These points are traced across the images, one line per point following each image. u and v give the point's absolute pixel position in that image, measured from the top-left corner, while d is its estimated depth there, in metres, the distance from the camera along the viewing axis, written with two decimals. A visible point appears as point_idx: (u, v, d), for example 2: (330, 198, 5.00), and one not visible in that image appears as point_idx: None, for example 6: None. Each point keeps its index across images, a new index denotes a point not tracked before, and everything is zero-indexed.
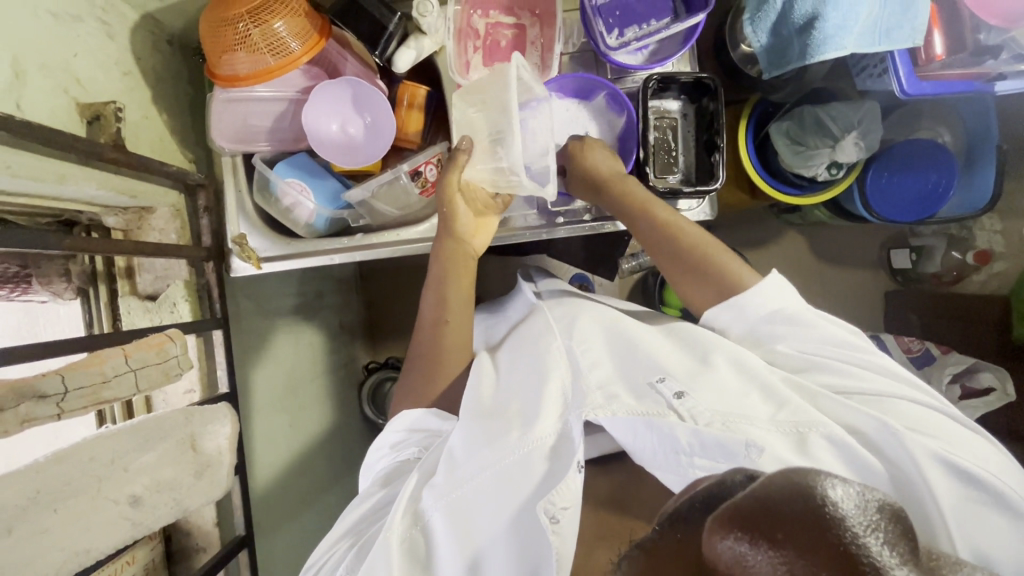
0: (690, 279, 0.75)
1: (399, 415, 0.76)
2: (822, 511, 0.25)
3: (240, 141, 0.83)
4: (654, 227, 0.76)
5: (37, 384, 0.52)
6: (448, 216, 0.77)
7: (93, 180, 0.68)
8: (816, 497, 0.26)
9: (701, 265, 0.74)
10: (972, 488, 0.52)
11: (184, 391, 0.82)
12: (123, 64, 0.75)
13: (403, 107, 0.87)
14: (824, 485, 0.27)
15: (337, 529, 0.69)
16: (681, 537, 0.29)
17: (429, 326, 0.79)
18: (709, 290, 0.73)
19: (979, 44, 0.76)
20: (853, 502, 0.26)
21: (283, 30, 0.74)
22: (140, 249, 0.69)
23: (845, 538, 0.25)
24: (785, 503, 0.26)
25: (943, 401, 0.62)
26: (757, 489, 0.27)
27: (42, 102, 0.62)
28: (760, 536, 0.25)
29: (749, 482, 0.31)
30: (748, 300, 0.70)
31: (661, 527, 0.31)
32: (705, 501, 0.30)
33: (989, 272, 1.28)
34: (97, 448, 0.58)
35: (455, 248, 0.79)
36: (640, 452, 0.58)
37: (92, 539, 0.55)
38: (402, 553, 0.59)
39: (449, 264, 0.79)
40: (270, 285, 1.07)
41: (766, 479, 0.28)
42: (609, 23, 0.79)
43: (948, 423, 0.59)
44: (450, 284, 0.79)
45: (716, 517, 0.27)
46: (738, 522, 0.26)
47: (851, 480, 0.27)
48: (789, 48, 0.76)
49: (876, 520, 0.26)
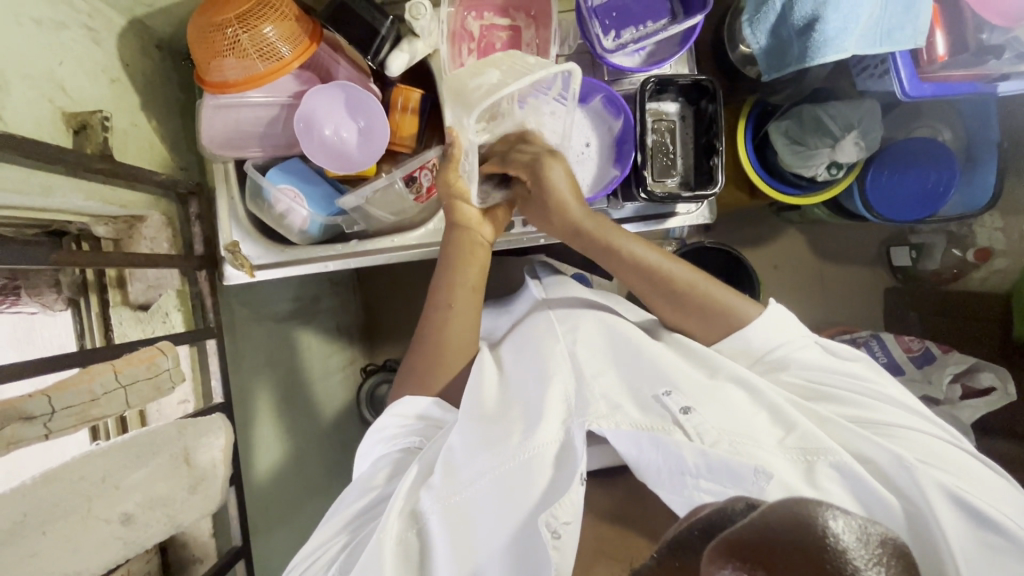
0: (681, 312, 0.74)
1: (404, 399, 0.72)
2: (823, 544, 0.25)
3: (230, 147, 0.82)
4: (637, 272, 0.75)
5: (23, 405, 0.51)
6: (451, 210, 0.78)
7: (81, 191, 0.66)
8: (818, 529, 0.25)
9: (691, 302, 0.73)
10: (984, 529, 0.51)
11: (178, 402, 0.81)
12: (111, 71, 0.74)
13: (397, 111, 0.85)
14: (824, 517, 0.26)
15: (330, 518, 0.67)
16: (677, 563, 0.28)
17: (435, 314, 0.77)
18: (699, 322, 0.73)
19: (981, 44, 0.74)
20: (853, 534, 0.26)
21: (273, 34, 0.72)
22: (129, 260, 0.68)
23: (845, 571, 0.25)
24: (783, 535, 0.25)
25: (954, 434, 0.61)
26: (757, 518, 0.26)
27: (25, 113, 0.61)
28: (760, 569, 0.24)
29: (748, 510, 0.29)
30: (746, 333, 0.70)
31: (658, 552, 0.29)
32: (703, 529, 0.28)
33: (989, 270, 1.25)
34: (87, 466, 0.58)
35: (462, 233, 0.78)
36: (645, 470, 0.56)
37: (83, 559, 0.54)
38: (396, 555, 0.57)
39: (456, 248, 0.78)
40: (264, 291, 1.05)
41: (766, 508, 0.27)
42: (605, 25, 0.78)
43: (956, 454, 0.58)
44: (457, 270, 0.77)
45: (714, 545, 0.26)
46: (739, 554, 0.25)
47: (850, 514, 0.26)
48: (788, 50, 0.75)
49: (879, 554, 0.26)
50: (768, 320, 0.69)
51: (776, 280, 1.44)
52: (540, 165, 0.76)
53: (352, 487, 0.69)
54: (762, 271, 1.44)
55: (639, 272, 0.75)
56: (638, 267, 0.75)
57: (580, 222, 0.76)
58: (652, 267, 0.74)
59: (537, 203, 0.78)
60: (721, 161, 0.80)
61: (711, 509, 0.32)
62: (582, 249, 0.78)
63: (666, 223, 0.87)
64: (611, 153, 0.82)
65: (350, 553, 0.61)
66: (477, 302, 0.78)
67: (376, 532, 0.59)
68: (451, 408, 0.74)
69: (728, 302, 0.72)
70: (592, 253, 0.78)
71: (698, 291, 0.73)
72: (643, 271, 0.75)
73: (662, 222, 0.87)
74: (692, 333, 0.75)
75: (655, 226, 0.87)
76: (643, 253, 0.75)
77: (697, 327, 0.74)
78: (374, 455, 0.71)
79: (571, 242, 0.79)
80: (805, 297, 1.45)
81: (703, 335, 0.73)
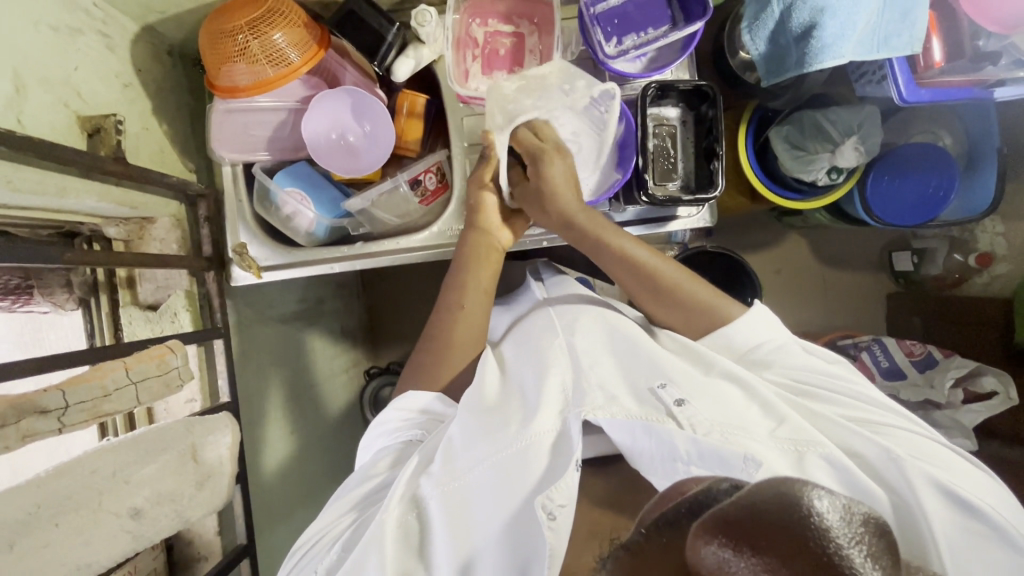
0: (664, 308, 0.76)
1: (409, 394, 0.73)
2: (807, 522, 0.26)
3: (239, 150, 0.83)
4: (625, 266, 0.76)
5: (39, 399, 0.52)
6: (474, 207, 0.81)
7: (94, 192, 0.68)
8: (801, 507, 0.26)
9: (675, 298, 0.74)
10: (969, 518, 0.52)
11: (185, 401, 0.82)
12: (124, 76, 0.76)
13: (402, 115, 0.87)
14: (810, 495, 0.27)
15: (335, 502, 0.68)
16: (666, 540, 0.28)
17: (445, 312, 0.79)
18: (682, 319, 0.75)
19: (977, 51, 0.76)
20: (838, 514, 0.26)
21: (282, 40, 0.74)
22: (139, 261, 0.69)
23: (830, 551, 0.25)
24: (771, 512, 0.26)
25: (937, 433, 0.62)
26: (742, 498, 0.27)
27: (42, 116, 0.62)
28: (745, 545, 0.25)
29: (734, 490, 0.30)
30: (735, 329, 0.71)
31: (647, 529, 0.30)
32: (690, 507, 0.29)
33: (991, 275, 1.26)
34: (99, 460, 0.59)
35: (480, 237, 0.80)
36: (637, 458, 0.57)
37: (94, 551, 0.56)
38: (395, 537, 0.58)
39: (473, 251, 0.80)
40: (269, 293, 1.06)
41: (751, 489, 0.28)
42: (607, 31, 0.79)
43: (941, 449, 0.59)
44: (473, 272, 0.79)
45: (701, 522, 0.27)
46: (724, 529, 0.26)
47: (836, 492, 0.27)
48: (787, 57, 0.76)
49: (861, 533, 0.26)
50: (752, 319, 0.70)
51: (778, 284, 1.45)
52: (542, 158, 0.77)
53: (353, 477, 0.70)
54: (764, 276, 1.45)
55: (628, 266, 0.76)
56: (627, 261, 0.76)
57: (575, 214, 0.77)
58: (640, 261, 0.75)
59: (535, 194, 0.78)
60: (722, 164, 0.81)
61: (695, 489, 0.33)
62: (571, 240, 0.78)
63: (667, 226, 0.88)
64: (613, 156, 0.83)
65: (354, 531, 0.62)
66: (488, 303, 0.80)
67: (378, 515, 0.60)
68: (453, 404, 0.75)
69: (710, 300, 0.73)
70: (580, 243, 0.78)
71: (683, 288, 0.74)
72: (631, 266, 0.75)
73: (664, 225, 0.88)
74: (674, 328, 0.76)
75: (656, 229, 0.89)
76: (632, 247, 0.76)
77: (681, 322, 0.75)
78: (376, 447, 0.72)
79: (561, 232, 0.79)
80: (807, 301, 1.45)
81: (684, 331, 0.75)
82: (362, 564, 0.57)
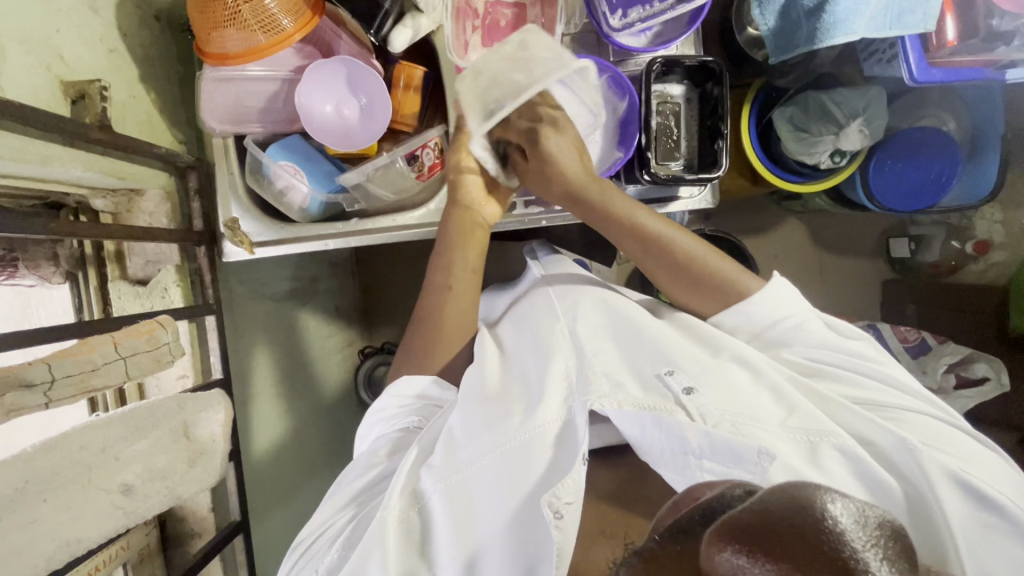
0: (677, 281, 0.74)
1: (401, 380, 0.72)
2: (821, 525, 0.25)
3: (232, 123, 0.80)
4: (634, 239, 0.75)
5: (24, 372, 0.51)
6: (456, 184, 0.79)
7: (80, 161, 0.66)
8: (816, 511, 0.25)
9: (691, 274, 0.73)
10: (983, 510, 0.51)
11: (177, 377, 0.81)
12: (109, 40, 0.72)
13: (400, 89, 0.85)
14: (823, 499, 0.26)
15: (334, 495, 0.67)
16: (681, 548, 0.27)
17: (434, 294, 0.77)
18: (699, 294, 0.74)
19: (991, 31, 0.74)
20: (852, 517, 0.26)
21: (274, 6, 0.71)
22: (128, 233, 0.67)
23: (846, 554, 0.24)
24: (784, 516, 0.25)
25: (948, 412, 0.61)
26: (755, 503, 0.27)
27: (22, 80, 0.60)
28: (759, 550, 0.24)
29: (747, 495, 0.29)
30: (752, 305, 0.70)
31: (661, 536, 0.29)
32: (703, 513, 0.28)
33: (986, 262, 1.26)
34: (89, 435, 0.57)
35: (465, 214, 0.78)
36: (647, 450, 0.56)
37: (82, 528, 0.55)
38: (398, 535, 0.57)
39: (459, 229, 0.78)
40: (263, 270, 1.05)
41: (765, 492, 0.27)
42: (613, 2, 0.76)
43: (950, 431, 0.58)
44: (459, 251, 0.77)
45: (714, 528, 0.26)
46: (738, 535, 0.25)
47: (850, 496, 0.27)
48: (797, 32, 0.74)
49: (877, 536, 0.26)
50: (772, 293, 0.69)
51: (776, 269, 1.44)
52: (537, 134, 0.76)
53: (353, 467, 0.69)
54: (762, 261, 1.44)
55: (638, 241, 0.75)
56: (641, 238, 0.75)
57: (584, 185, 0.75)
58: (655, 236, 0.74)
59: (538, 172, 0.77)
60: (726, 144, 0.80)
61: (708, 494, 0.31)
62: (582, 215, 0.77)
63: (669, 207, 0.87)
64: (616, 134, 0.82)
65: (353, 530, 0.61)
66: (476, 282, 0.78)
67: (379, 511, 0.59)
68: (449, 387, 0.74)
69: (728, 273, 0.72)
70: (590, 219, 0.77)
71: (700, 260, 0.73)
72: (639, 236, 0.74)
73: (665, 205, 0.87)
74: (695, 307, 0.75)
75: (658, 209, 0.88)
76: (645, 221, 0.74)
77: (700, 300, 0.74)
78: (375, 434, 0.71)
79: (569, 204, 0.77)
80: (805, 287, 1.45)
81: (706, 307, 0.74)
82: (364, 564, 0.55)
